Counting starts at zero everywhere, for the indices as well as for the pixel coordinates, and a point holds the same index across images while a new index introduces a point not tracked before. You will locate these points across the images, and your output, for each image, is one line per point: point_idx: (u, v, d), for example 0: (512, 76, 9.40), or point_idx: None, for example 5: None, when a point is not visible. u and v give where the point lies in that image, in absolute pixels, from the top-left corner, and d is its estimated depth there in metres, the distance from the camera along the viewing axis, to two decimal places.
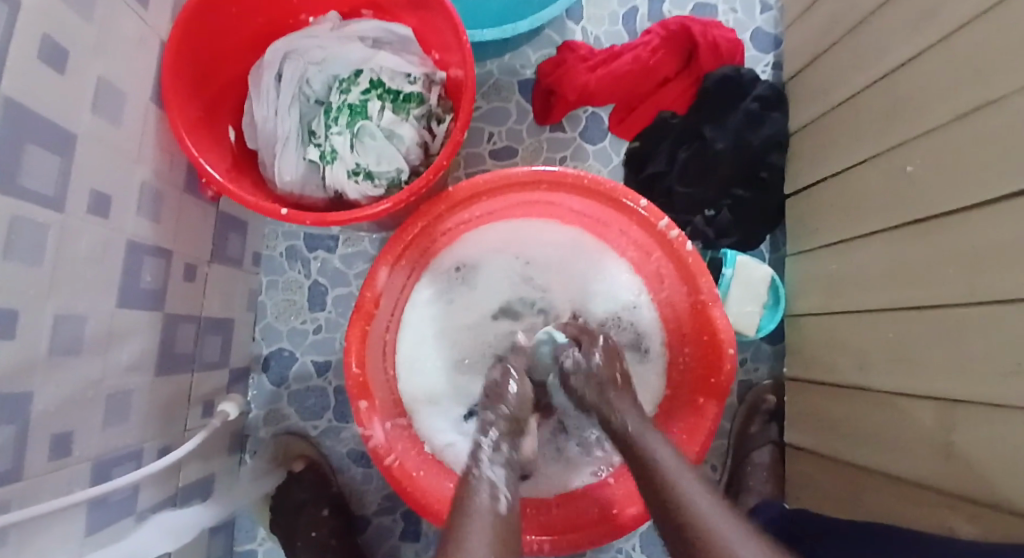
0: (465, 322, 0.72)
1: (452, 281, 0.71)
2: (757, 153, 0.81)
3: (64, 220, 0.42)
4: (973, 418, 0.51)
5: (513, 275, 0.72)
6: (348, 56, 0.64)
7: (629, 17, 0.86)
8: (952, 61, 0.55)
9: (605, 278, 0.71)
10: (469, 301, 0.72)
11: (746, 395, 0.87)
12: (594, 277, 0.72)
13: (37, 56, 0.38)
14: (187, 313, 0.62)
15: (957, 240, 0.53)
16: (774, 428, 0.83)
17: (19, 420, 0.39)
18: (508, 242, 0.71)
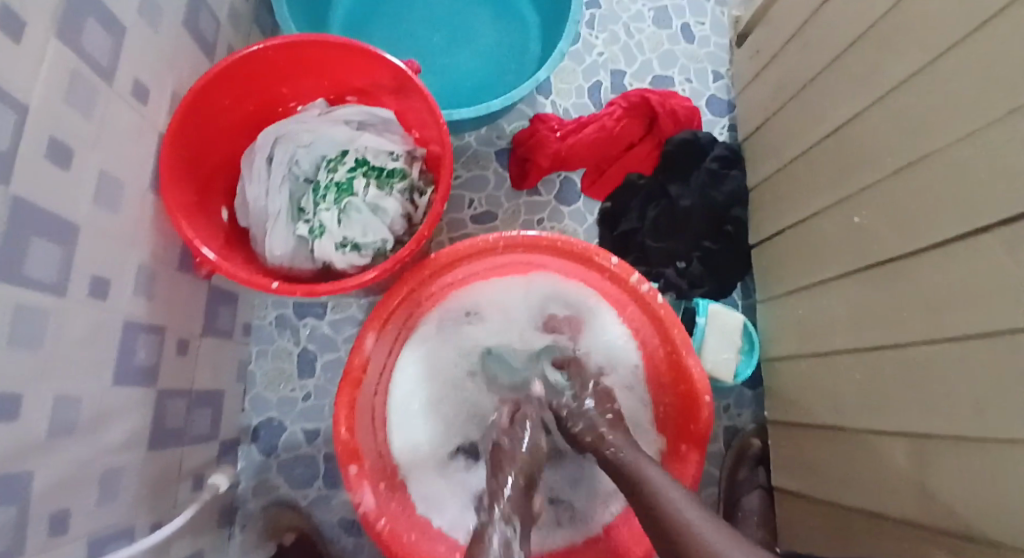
0: (459, 362, 0.74)
1: (450, 326, 0.73)
2: (721, 208, 0.87)
3: (65, 304, 0.45)
4: (944, 454, 0.53)
5: (504, 318, 0.74)
6: (335, 138, 0.69)
7: (594, 89, 0.94)
8: (880, 124, 0.61)
9: (592, 321, 0.72)
10: (466, 343, 0.74)
11: (732, 441, 0.88)
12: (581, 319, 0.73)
13: (44, 156, 0.42)
14: (179, 387, 0.63)
15: (907, 284, 0.58)
16: (762, 472, 0.85)
17: (16, 501, 0.40)
18: (498, 289, 0.73)
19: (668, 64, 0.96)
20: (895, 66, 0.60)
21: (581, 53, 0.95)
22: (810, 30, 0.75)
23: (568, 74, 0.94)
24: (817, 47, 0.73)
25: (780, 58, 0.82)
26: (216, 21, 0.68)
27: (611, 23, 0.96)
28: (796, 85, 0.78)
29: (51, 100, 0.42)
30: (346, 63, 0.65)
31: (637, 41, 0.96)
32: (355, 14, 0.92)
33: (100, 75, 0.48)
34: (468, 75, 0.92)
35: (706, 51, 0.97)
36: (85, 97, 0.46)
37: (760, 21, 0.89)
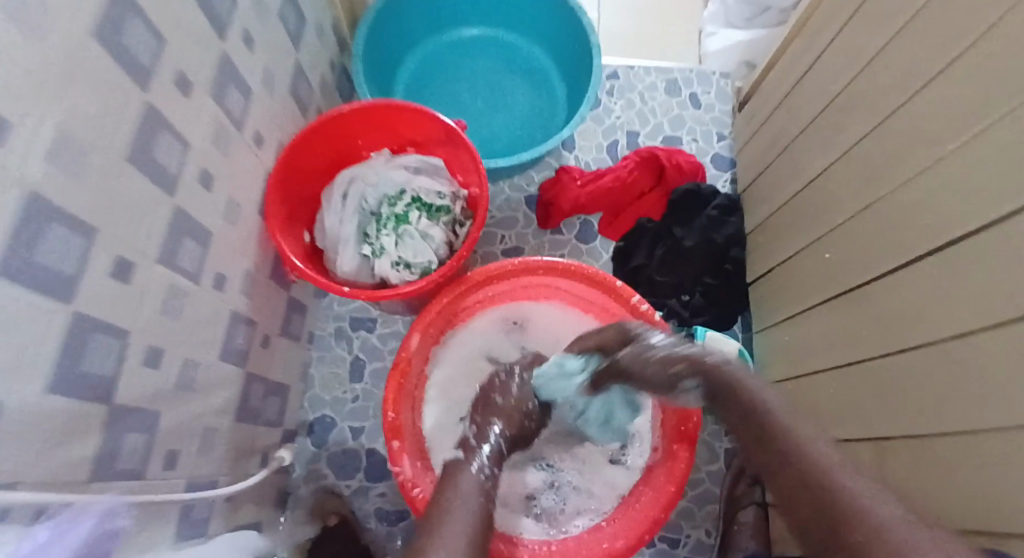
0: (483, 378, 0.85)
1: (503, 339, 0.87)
2: (721, 249, 0.98)
3: (198, 288, 0.60)
4: (906, 450, 0.62)
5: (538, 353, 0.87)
6: (396, 180, 0.85)
7: (612, 147, 1.10)
8: (844, 176, 0.74)
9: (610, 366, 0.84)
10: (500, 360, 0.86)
11: (731, 462, 0.96)
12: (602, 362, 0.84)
13: (196, 180, 0.59)
14: (259, 374, 0.78)
15: (869, 311, 0.69)
16: (758, 489, 0.92)
17: (149, 431, 0.54)
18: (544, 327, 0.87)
19: (677, 127, 1.11)
20: (852, 128, 0.73)
21: (601, 117, 1.11)
22: (792, 100, 0.89)
23: (590, 134, 1.10)
24: (797, 115, 0.87)
25: (769, 123, 0.96)
26: (310, 89, 0.87)
27: (628, 92, 1.13)
28: (782, 145, 0.91)
29: (205, 142, 0.60)
30: (408, 122, 0.83)
31: (650, 107, 1.12)
32: (415, 82, 1.11)
33: (234, 125, 0.66)
34: (505, 134, 1.09)
35: (711, 116, 1.12)
36: (224, 140, 0.63)
37: (755, 93, 1.04)
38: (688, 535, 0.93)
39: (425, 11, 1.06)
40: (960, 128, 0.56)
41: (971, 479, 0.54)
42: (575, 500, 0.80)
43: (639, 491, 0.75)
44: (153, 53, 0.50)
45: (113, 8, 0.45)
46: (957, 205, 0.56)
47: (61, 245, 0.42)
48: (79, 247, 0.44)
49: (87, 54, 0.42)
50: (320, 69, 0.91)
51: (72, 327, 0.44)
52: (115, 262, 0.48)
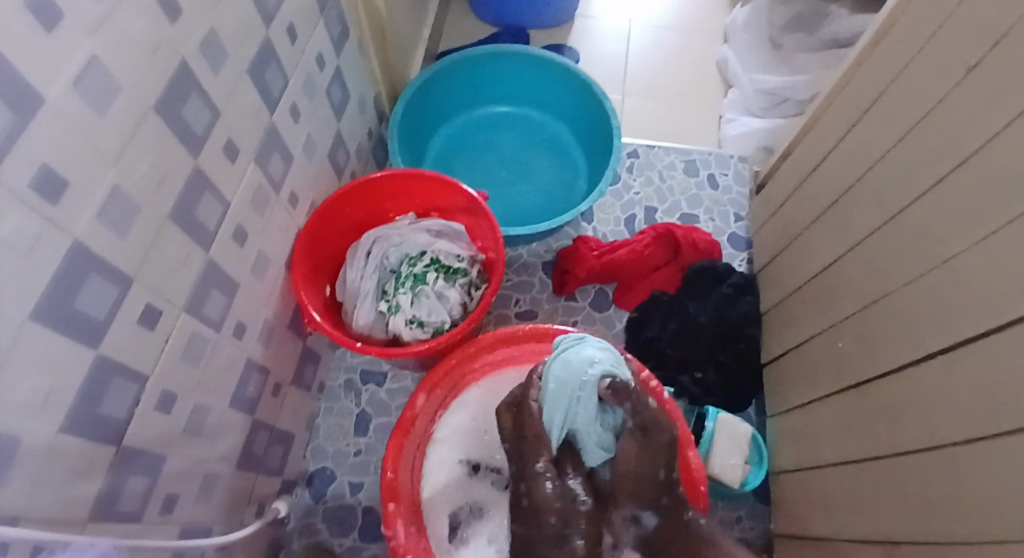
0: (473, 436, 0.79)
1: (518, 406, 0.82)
2: (735, 326, 0.98)
3: (218, 337, 0.63)
4: (907, 556, 0.60)
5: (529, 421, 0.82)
6: (418, 241, 0.89)
7: (629, 220, 1.13)
8: (856, 267, 0.75)
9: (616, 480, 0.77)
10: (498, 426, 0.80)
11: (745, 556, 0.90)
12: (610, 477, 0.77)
13: (230, 236, 0.63)
14: (266, 422, 0.79)
15: (880, 404, 0.68)
16: None
17: (151, 475, 0.56)
18: None
19: (694, 205, 1.14)
20: (864, 221, 0.74)
21: (620, 191, 1.15)
22: (805, 189, 0.91)
23: (609, 207, 1.14)
24: (810, 203, 0.89)
25: (784, 208, 0.98)
26: (347, 154, 0.93)
27: (648, 170, 1.17)
28: (795, 232, 0.93)
29: (243, 201, 0.64)
30: (434, 190, 0.88)
31: (668, 185, 1.16)
32: (445, 150, 1.18)
33: (273, 187, 0.70)
34: (526, 203, 1.14)
35: (728, 196, 1.15)
36: (262, 200, 0.68)
37: (771, 178, 1.07)
38: None
39: (460, 87, 1.13)
40: (967, 231, 0.57)
41: None
42: None
43: None
44: (206, 121, 0.55)
45: (176, 85, 0.50)
46: (963, 308, 0.56)
47: (97, 294, 0.45)
48: (115, 295, 0.47)
49: (146, 125, 0.47)
50: (358, 136, 0.98)
51: (95, 371, 0.46)
52: (143, 311, 0.51)
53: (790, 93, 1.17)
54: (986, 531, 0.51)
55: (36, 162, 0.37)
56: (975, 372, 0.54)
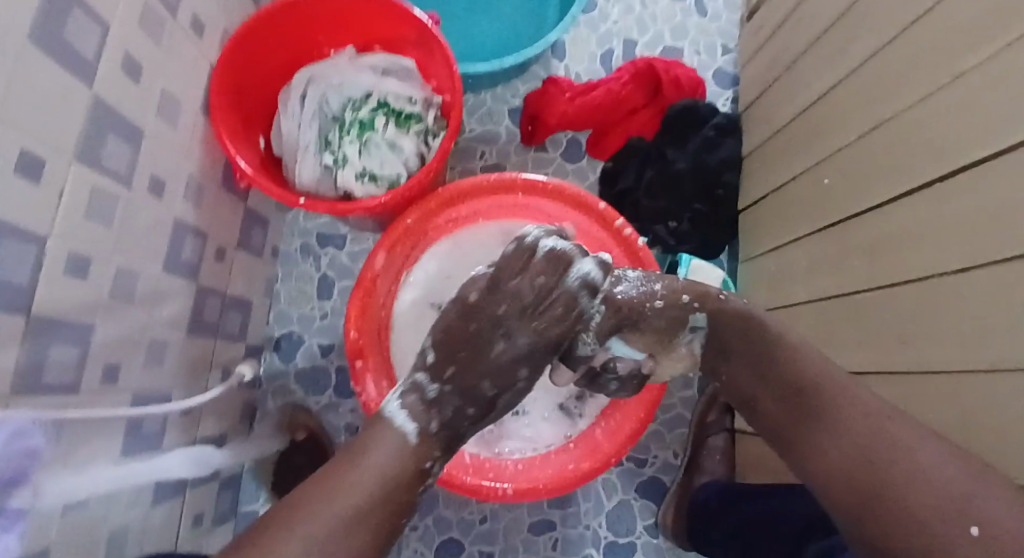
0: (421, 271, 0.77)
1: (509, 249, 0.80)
2: (713, 173, 0.92)
3: (131, 194, 0.55)
4: (874, 385, 0.62)
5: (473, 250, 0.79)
6: (362, 82, 0.77)
7: (605, 56, 1.00)
8: (853, 95, 0.67)
9: None
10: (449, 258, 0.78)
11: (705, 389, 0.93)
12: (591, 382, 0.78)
13: (119, 68, 0.51)
14: (216, 288, 0.73)
15: (861, 242, 0.65)
16: (728, 417, 0.91)
17: (80, 345, 0.50)
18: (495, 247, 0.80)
19: (679, 37, 1.01)
20: (869, 39, 0.65)
21: (596, 22, 1.01)
22: (803, 8, 0.80)
23: (583, 41, 1.00)
24: (808, 24, 0.78)
25: (778, 34, 0.87)
26: None
27: None
28: (787, 61, 0.83)
29: (129, 24, 0.52)
30: (375, 16, 0.74)
31: (651, 13, 1.01)
32: None
33: (168, 8, 0.57)
34: (487, 38, 0.99)
35: (717, 25, 1.02)
36: (156, 24, 0.55)
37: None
38: (654, 456, 0.93)
39: None
40: (986, 40, 0.49)
41: (936, 419, 0.53)
42: (510, 425, 0.77)
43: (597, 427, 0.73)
44: None
45: None
46: (966, 131, 0.51)
47: None
48: None
49: None
50: None
51: None
52: (19, 157, 0.42)
53: None
54: (960, 358, 0.50)
55: None
56: (975, 199, 0.50)
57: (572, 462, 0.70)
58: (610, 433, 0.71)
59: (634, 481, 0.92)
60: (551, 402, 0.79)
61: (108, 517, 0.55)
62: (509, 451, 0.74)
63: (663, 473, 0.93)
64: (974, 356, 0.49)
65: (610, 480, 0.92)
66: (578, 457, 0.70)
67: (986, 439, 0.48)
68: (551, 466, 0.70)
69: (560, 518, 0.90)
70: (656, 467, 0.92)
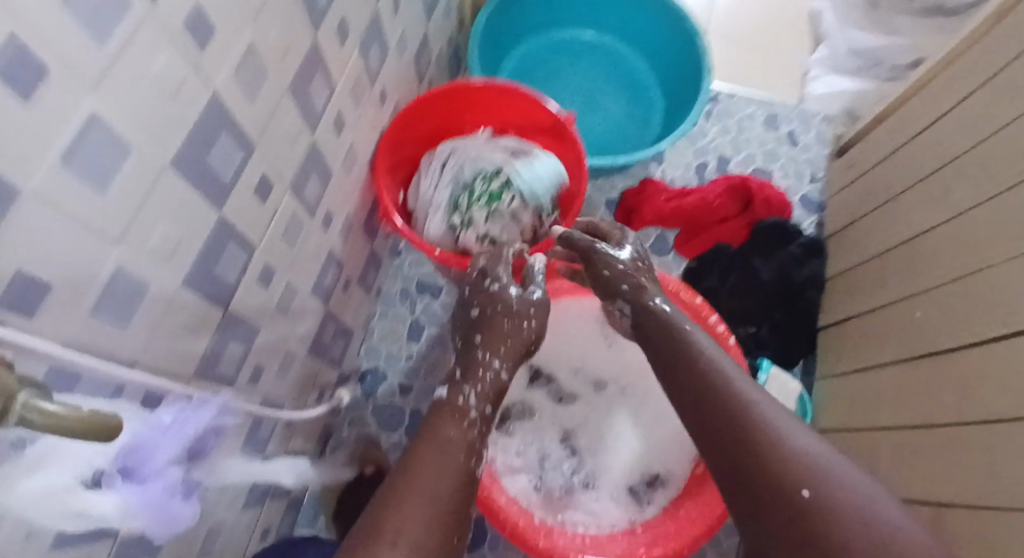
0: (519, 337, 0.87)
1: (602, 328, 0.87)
2: (798, 289, 0.97)
3: (311, 223, 0.64)
4: (957, 517, 0.63)
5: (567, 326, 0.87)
6: (493, 159, 0.86)
7: (700, 167, 1.10)
8: (953, 240, 0.73)
9: (670, 470, 0.80)
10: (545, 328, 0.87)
11: None
12: (662, 472, 0.80)
13: (331, 122, 0.62)
14: (335, 314, 0.81)
15: (952, 376, 0.68)
16: None
17: (246, 343, 0.57)
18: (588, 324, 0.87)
19: (771, 160, 1.11)
20: (967, 193, 0.72)
21: (696, 136, 1.11)
22: (902, 154, 0.88)
23: (682, 151, 1.11)
24: (908, 169, 0.85)
25: (873, 173, 0.95)
26: (431, 57, 0.90)
27: (726, 117, 1.13)
28: (884, 197, 0.90)
29: (345, 88, 0.63)
30: (521, 108, 0.86)
31: (746, 136, 1.12)
32: (520, 71, 1.14)
33: (369, 78, 0.68)
34: (596, 136, 1.11)
35: (806, 156, 1.11)
36: (360, 90, 0.66)
37: (861, 141, 1.03)
38: None
39: (545, 5, 1.09)
40: None
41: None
42: (579, 498, 0.80)
43: (676, 514, 0.74)
44: None
45: None
46: None
47: (225, 154, 0.45)
48: (238, 159, 0.47)
49: None
50: (440, 42, 0.94)
51: (214, 232, 0.47)
52: (259, 180, 0.51)
53: (885, 57, 1.13)
54: None
55: (190, 2, 0.35)
56: None
57: (641, 545, 0.71)
58: (681, 520, 0.72)
59: None
60: (620, 483, 0.81)
61: (216, 507, 0.59)
62: (574, 521, 0.76)
63: None
64: None
65: None
66: (649, 540, 0.71)
67: None
68: (620, 543, 0.71)
69: None
70: None
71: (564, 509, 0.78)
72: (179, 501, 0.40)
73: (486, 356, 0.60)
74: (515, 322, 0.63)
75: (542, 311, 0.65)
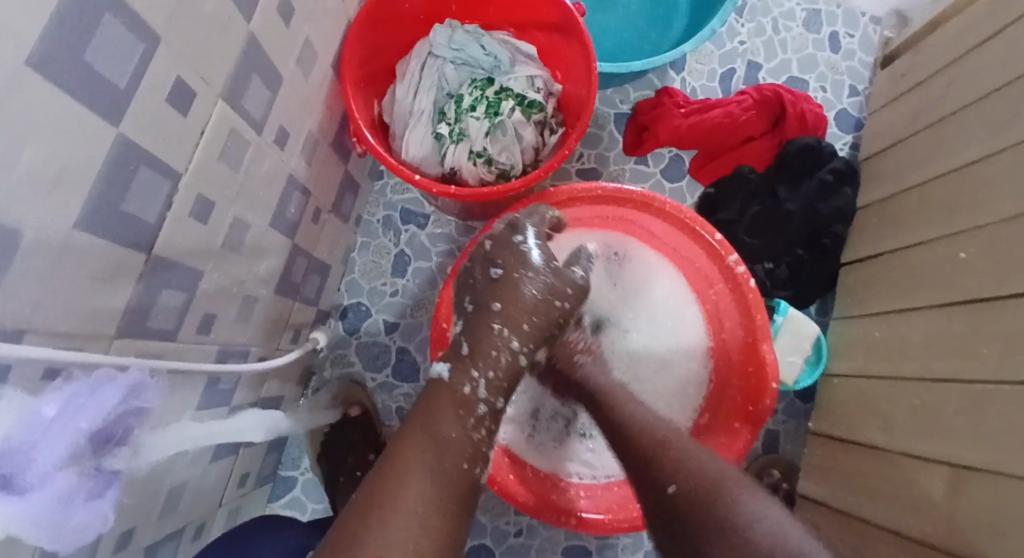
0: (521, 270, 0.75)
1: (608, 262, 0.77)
2: (825, 222, 0.86)
3: (260, 142, 0.52)
4: (982, 481, 0.57)
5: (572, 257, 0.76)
6: (485, 61, 0.73)
7: (726, 76, 0.95)
8: (1017, 168, 0.62)
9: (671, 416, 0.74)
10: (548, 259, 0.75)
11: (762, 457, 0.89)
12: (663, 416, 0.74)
13: (275, 10, 0.48)
14: (305, 249, 0.71)
15: (997, 327, 0.60)
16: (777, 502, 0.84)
17: (187, 291, 0.48)
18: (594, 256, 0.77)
19: (807, 69, 0.96)
20: None
21: (723, 39, 0.96)
22: (960, 65, 0.74)
23: (705, 57, 0.96)
24: (968, 80, 0.72)
25: (924, 87, 0.81)
26: None
27: (760, 16, 0.97)
28: (931, 118, 0.77)
29: None
30: None
31: (781, 39, 0.96)
32: None
33: None
34: (607, 37, 0.95)
35: (848, 64, 0.96)
36: None
37: (915, 45, 0.88)
38: None
39: None
40: None
41: None
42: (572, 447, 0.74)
43: None
44: None
45: None
46: None
47: (117, 48, 0.33)
48: (137, 57, 0.35)
49: None
50: None
51: (115, 157, 0.36)
52: (174, 86, 0.39)
53: None
54: None
55: None
56: None
57: (637, 500, 0.67)
58: None
59: None
60: None
61: (172, 469, 0.53)
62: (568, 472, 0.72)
63: None
64: None
65: None
66: (646, 496, 0.68)
67: None
68: (616, 500, 0.68)
69: (597, 547, 0.86)
70: None
71: (557, 458, 0.73)
72: (80, 502, 0.33)
73: (503, 333, 0.54)
74: (546, 298, 0.56)
75: (579, 292, 0.59)
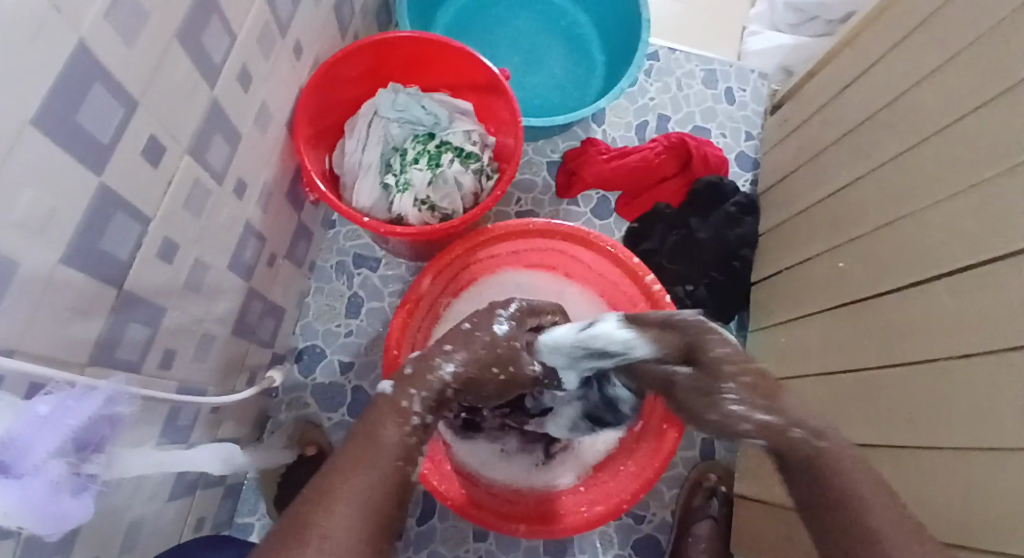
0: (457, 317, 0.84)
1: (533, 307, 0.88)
2: (733, 246, 0.98)
3: (220, 191, 0.58)
4: (881, 455, 0.66)
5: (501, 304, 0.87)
6: (427, 118, 0.83)
7: (641, 127, 1.09)
8: (874, 191, 0.74)
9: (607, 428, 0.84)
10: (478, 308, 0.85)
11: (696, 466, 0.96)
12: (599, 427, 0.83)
13: (235, 78, 0.56)
14: (261, 292, 0.76)
15: (876, 323, 0.70)
16: (715, 504, 0.93)
17: (152, 326, 0.52)
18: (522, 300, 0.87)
19: (708, 119, 1.11)
20: (891, 143, 0.73)
21: (636, 96, 1.10)
22: (830, 109, 0.89)
23: (622, 111, 1.09)
24: (835, 121, 0.86)
25: (802, 129, 0.96)
26: (353, 11, 0.84)
27: (666, 75, 1.12)
28: (812, 153, 0.91)
29: (250, 40, 0.56)
30: (453, 63, 0.81)
31: (685, 94, 1.11)
32: (455, 26, 1.08)
33: (279, 29, 0.62)
34: (535, 96, 1.07)
35: (742, 114, 1.12)
36: (268, 42, 0.60)
37: (792, 97, 1.04)
38: (653, 513, 0.94)
39: None
40: (1012, 151, 0.54)
41: (953, 493, 0.55)
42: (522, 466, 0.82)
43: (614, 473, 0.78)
44: None
45: None
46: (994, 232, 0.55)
47: (104, 110, 0.39)
48: (119, 116, 0.41)
49: None
50: None
51: (96, 201, 0.41)
52: (147, 141, 0.45)
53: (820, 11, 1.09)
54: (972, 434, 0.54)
55: None
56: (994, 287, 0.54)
57: (583, 504, 0.74)
58: (619, 478, 0.76)
59: (631, 535, 0.93)
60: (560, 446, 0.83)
61: (132, 502, 0.55)
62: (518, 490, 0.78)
63: (658, 531, 0.94)
64: (987, 431, 0.52)
65: (608, 531, 0.92)
66: (590, 500, 0.75)
67: (1005, 518, 0.49)
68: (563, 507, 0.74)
69: None
70: (653, 525, 0.93)
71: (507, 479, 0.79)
72: (68, 496, 0.36)
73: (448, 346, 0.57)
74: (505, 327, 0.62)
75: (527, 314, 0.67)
